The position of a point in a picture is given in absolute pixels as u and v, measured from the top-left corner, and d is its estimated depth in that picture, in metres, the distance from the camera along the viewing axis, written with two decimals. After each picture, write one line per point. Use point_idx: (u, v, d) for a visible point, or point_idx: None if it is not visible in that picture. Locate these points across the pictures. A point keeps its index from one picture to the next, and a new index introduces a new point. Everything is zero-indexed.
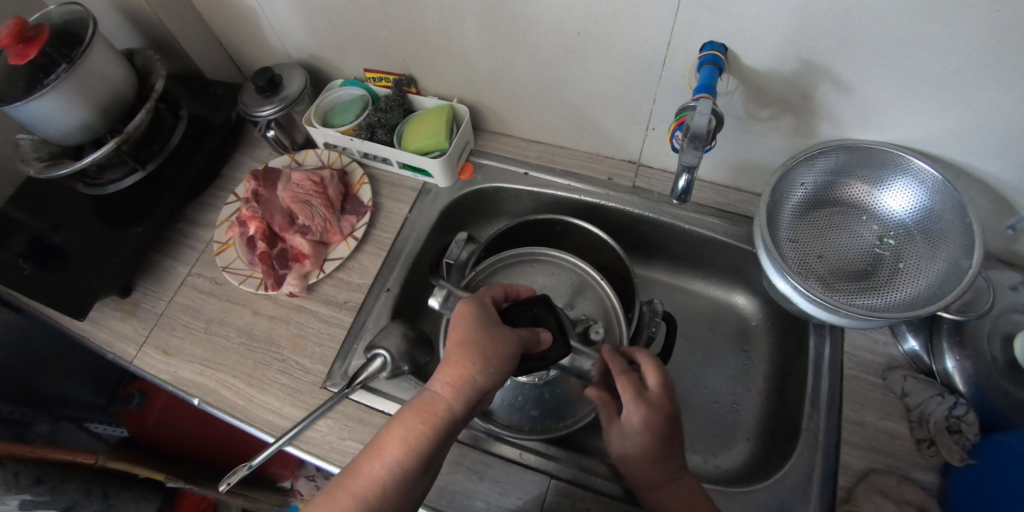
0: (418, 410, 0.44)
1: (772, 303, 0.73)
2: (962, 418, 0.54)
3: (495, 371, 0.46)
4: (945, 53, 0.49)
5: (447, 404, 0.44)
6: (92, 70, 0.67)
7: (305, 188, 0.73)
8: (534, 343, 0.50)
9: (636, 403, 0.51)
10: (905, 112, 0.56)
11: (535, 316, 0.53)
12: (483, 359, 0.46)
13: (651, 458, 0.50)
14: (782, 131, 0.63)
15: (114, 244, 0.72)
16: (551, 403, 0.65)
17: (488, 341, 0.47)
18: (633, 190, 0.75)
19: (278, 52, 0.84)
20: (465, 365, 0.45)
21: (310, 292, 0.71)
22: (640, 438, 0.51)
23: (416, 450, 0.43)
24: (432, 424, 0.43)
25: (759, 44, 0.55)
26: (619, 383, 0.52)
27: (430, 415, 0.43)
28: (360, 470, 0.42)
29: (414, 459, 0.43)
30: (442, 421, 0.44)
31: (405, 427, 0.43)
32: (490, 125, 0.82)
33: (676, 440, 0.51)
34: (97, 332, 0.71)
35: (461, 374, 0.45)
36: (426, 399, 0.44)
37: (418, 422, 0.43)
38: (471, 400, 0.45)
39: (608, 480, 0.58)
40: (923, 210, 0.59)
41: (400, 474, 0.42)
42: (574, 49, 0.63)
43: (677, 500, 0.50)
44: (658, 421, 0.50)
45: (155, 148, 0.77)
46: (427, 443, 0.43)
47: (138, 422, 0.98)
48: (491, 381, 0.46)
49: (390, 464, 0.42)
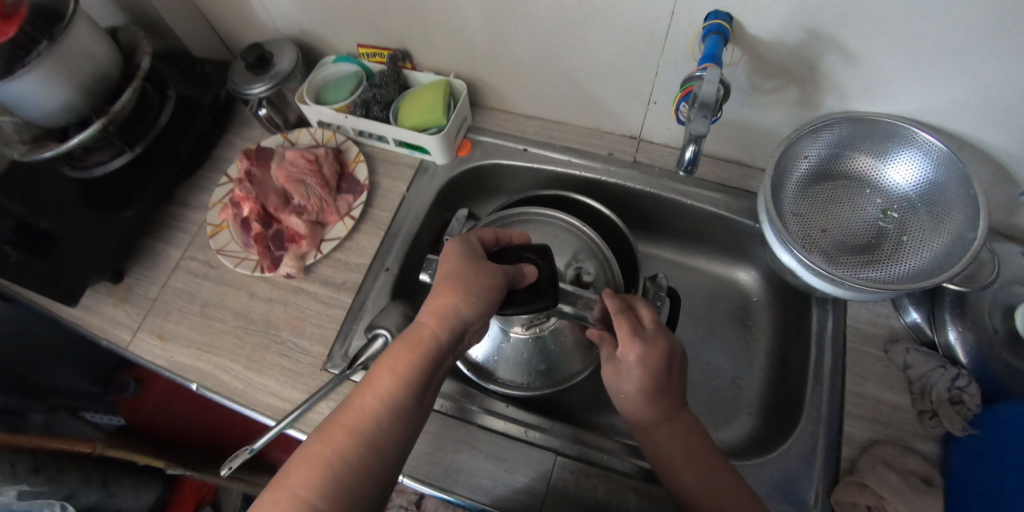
0: (406, 341, 0.46)
1: (775, 278, 0.73)
2: (964, 389, 0.54)
3: (478, 299, 0.48)
4: (954, 22, 0.48)
5: (433, 331, 0.47)
6: (74, 47, 0.64)
7: (299, 166, 0.70)
8: (518, 277, 0.52)
9: (631, 340, 0.50)
10: (911, 83, 0.55)
11: (528, 260, 0.53)
12: (466, 289, 0.48)
13: (647, 396, 0.50)
14: (786, 103, 0.62)
15: (104, 228, 0.70)
16: (551, 354, 0.64)
17: (471, 272, 0.49)
18: (634, 164, 0.74)
19: (267, 28, 0.81)
20: (448, 296, 0.48)
21: (308, 273, 0.69)
22: (635, 375, 0.50)
23: (407, 378, 0.45)
24: (420, 352, 0.46)
25: (765, 14, 0.53)
26: (615, 320, 0.52)
27: (417, 344, 0.46)
28: (354, 404, 0.44)
29: (406, 387, 0.45)
30: (431, 349, 0.46)
31: (394, 357, 0.45)
32: (487, 100, 0.80)
33: (673, 377, 0.51)
34: (89, 319, 0.70)
35: (444, 302, 0.48)
36: (414, 331, 0.47)
37: (407, 352, 0.46)
38: (456, 328, 0.48)
39: (621, 457, 0.58)
40: (929, 182, 0.58)
41: (394, 403, 0.44)
42: (573, 20, 0.61)
43: (674, 436, 0.50)
44: (654, 357, 0.50)
45: (142, 129, 0.74)
46: (417, 371, 0.45)
47: (134, 412, 0.97)
48: (474, 308, 0.48)
49: (383, 395, 0.44)
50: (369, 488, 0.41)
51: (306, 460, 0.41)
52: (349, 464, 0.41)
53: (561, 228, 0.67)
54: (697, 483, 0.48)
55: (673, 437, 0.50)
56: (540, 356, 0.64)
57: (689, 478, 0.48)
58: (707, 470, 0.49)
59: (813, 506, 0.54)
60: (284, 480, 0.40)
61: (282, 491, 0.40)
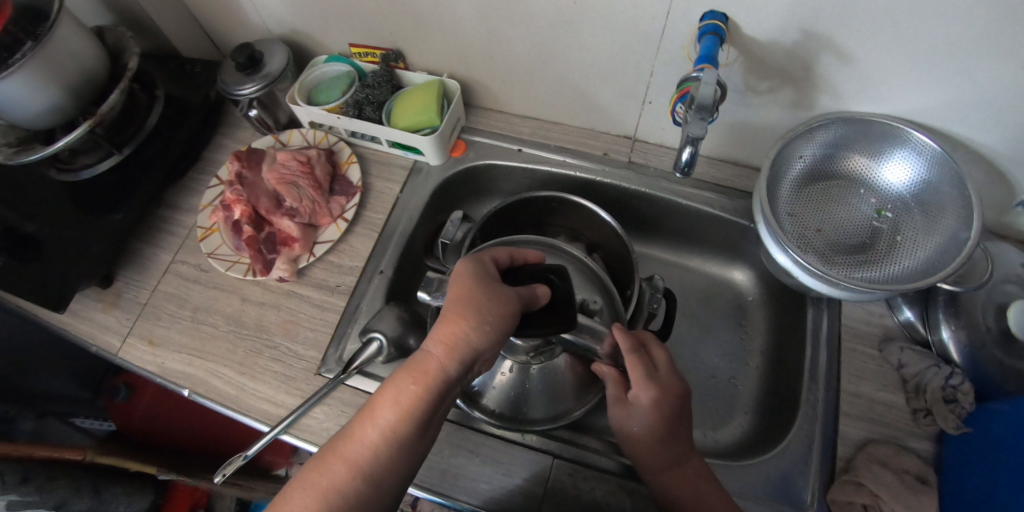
0: (413, 370, 0.45)
1: (769, 277, 0.73)
2: (957, 388, 0.55)
3: (489, 330, 0.46)
4: (949, 22, 0.48)
5: (440, 363, 0.45)
6: (59, 47, 0.63)
7: (291, 168, 0.70)
8: (533, 299, 0.50)
9: (645, 383, 0.51)
10: (906, 84, 0.55)
11: (547, 281, 0.52)
12: (478, 318, 0.46)
13: (659, 438, 0.51)
14: (781, 103, 0.62)
15: (92, 232, 0.69)
16: (542, 391, 0.60)
17: (485, 300, 0.47)
18: (629, 164, 0.74)
19: (257, 27, 0.80)
20: (458, 325, 0.45)
21: (301, 276, 0.69)
22: (647, 417, 0.51)
23: (410, 412, 0.43)
24: (426, 385, 0.44)
25: (762, 14, 0.53)
26: (629, 361, 0.52)
27: (423, 376, 0.44)
28: (355, 432, 0.43)
29: (408, 422, 0.43)
30: (437, 383, 0.44)
31: (398, 388, 0.44)
32: (481, 101, 0.80)
33: (684, 420, 0.52)
34: (78, 325, 0.68)
35: (454, 332, 0.45)
36: (420, 361, 0.45)
37: (412, 384, 0.44)
38: (465, 360, 0.46)
39: (608, 457, 0.58)
40: (923, 183, 0.58)
41: (395, 437, 0.43)
42: (569, 19, 0.61)
43: (685, 478, 0.51)
44: (667, 401, 0.51)
45: (131, 130, 0.73)
46: (421, 405, 0.44)
47: (126, 418, 0.95)
48: (485, 340, 0.46)
49: (384, 428, 0.43)
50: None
51: (303, 489, 0.41)
52: (345, 497, 0.41)
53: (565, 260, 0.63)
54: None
55: (683, 479, 0.51)
56: (535, 389, 0.60)
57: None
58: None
59: (809, 505, 0.55)
60: (282, 505, 0.41)
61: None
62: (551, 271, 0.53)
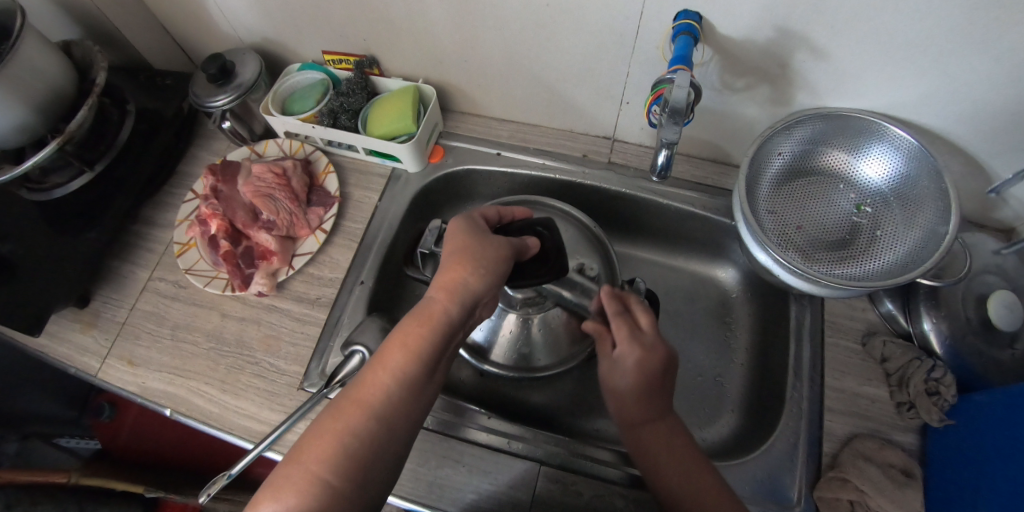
0: (418, 315, 0.48)
1: (752, 275, 0.73)
2: (939, 380, 0.54)
3: (487, 274, 0.49)
4: (920, 16, 0.48)
5: (444, 305, 0.48)
6: (23, 66, 0.61)
7: (267, 180, 0.69)
8: (524, 249, 0.54)
9: (630, 344, 0.52)
10: (880, 77, 0.55)
11: (535, 233, 0.56)
12: (475, 264, 0.50)
13: (641, 398, 0.51)
14: (758, 101, 0.62)
15: (66, 253, 0.67)
16: (542, 340, 0.64)
17: (480, 247, 0.50)
18: (609, 165, 0.73)
19: (229, 37, 0.78)
20: (457, 270, 0.49)
21: (281, 290, 0.68)
22: (629, 377, 0.51)
23: (417, 353, 0.46)
24: (431, 325, 0.47)
25: (734, 12, 0.52)
26: (614, 322, 0.54)
27: (428, 317, 0.47)
28: (365, 380, 0.45)
29: (416, 363, 0.46)
30: (441, 324, 0.47)
31: (406, 331, 0.47)
32: (459, 105, 0.79)
33: (667, 382, 0.52)
34: (55, 347, 0.67)
35: (454, 277, 0.49)
36: (425, 306, 0.48)
37: (418, 327, 0.47)
38: (466, 302, 0.49)
39: (614, 467, 0.58)
40: (900, 177, 0.58)
41: (405, 378, 0.45)
42: (542, 21, 0.60)
43: (664, 439, 0.50)
44: (652, 362, 0.51)
45: (102, 147, 0.72)
46: (428, 346, 0.46)
47: (111, 436, 0.94)
48: (483, 282, 0.49)
49: (394, 370, 0.45)
50: (379, 463, 0.43)
51: (318, 438, 0.42)
52: (360, 441, 0.42)
53: (557, 215, 0.69)
54: (680, 482, 0.48)
55: (663, 440, 0.50)
56: (534, 337, 0.64)
57: (676, 483, 0.48)
58: (688, 467, 0.48)
59: (796, 502, 0.55)
60: (299, 457, 0.41)
61: (297, 469, 0.41)
62: (538, 223, 0.57)
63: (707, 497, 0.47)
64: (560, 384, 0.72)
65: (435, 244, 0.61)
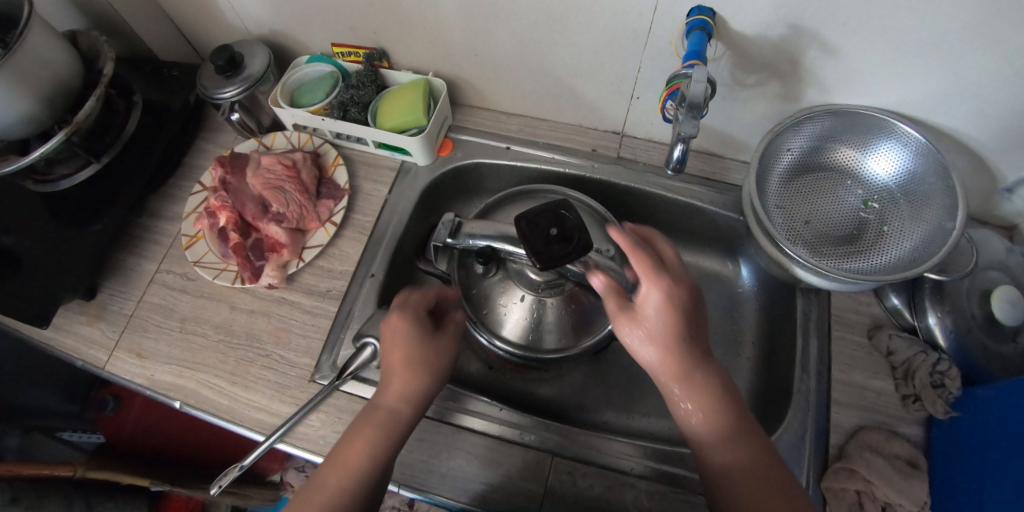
0: (373, 417, 0.50)
1: (758, 269, 0.74)
2: (945, 373, 0.56)
3: (434, 376, 0.53)
4: (931, 15, 0.48)
5: (398, 406, 0.51)
6: (29, 55, 0.60)
7: (277, 172, 0.68)
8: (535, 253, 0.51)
9: (656, 276, 0.49)
10: (890, 76, 0.55)
11: (557, 216, 0.53)
12: (427, 367, 0.53)
13: (670, 341, 0.48)
14: (768, 97, 0.62)
15: (72, 245, 0.67)
16: (556, 323, 0.64)
17: (429, 351, 0.54)
18: (618, 160, 0.74)
19: (236, 29, 0.78)
20: (410, 374, 0.52)
21: (290, 282, 0.68)
22: (653, 316, 0.49)
23: (374, 453, 0.49)
24: (386, 426, 0.50)
25: (747, 9, 0.53)
26: (635, 257, 0.51)
27: (383, 419, 0.50)
28: (321, 486, 0.47)
29: (372, 462, 0.48)
30: (394, 427, 0.50)
31: (364, 433, 0.49)
32: (468, 98, 0.79)
33: (693, 321, 0.50)
34: (61, 340, 0.67)
35: (406, 379, 0.52)
36: (377, 408, 0.51)
37: (373, 428, 0.50)
38: (416, 403, 0.52)
39: (632, 459, 0.59)
40: (908, 173, 0.59)
41: (363, 477, 0.48)
42: (555, 15, 0.60)
43: (700, 388, 0.48)
44: (678, 302, 0.49)
45: (109, 138, 0.71)
46: (385, 445, 0.49)
47: (115, 429, 0.92)
48: (433, 382, 0.53)
49: (352, 470, 0.48)
50: None
51: None
52: None
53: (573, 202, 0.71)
54: (713, 434, 0.47)
55: (699, 389, 0.48)
56: (547, 319, 0.64)
57: (709, 435, 0.47)
58: (726, 422, 0.47)
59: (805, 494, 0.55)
60: None
61: None
62: (560, 205, 0.54)
63: (749, 461, 0.45)
64: (568, 377, 0.73)
65: (450, 238, 0.60)
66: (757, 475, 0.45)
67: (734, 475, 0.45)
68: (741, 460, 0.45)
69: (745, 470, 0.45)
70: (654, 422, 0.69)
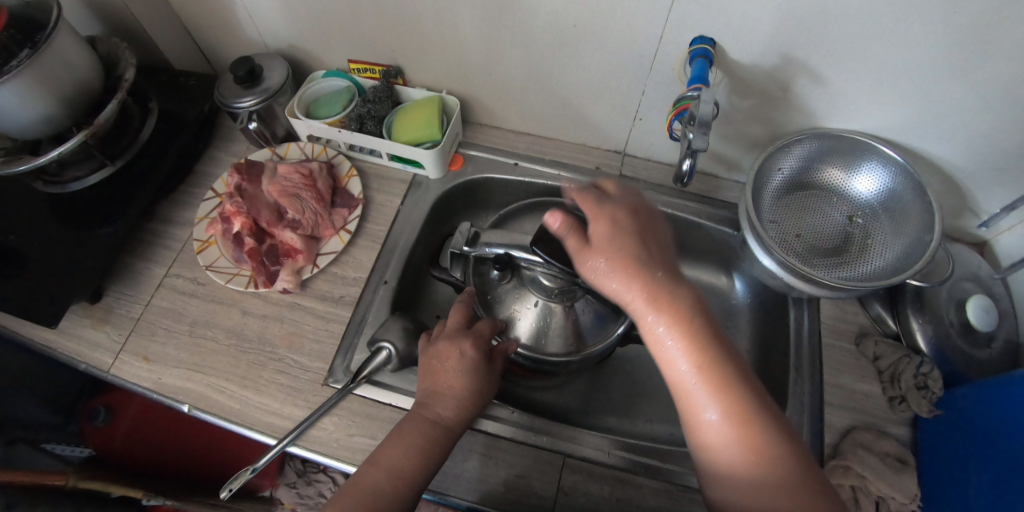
0: (422, 425, 0.51)
1: (752, 282, 0.77)
2: (927, 374, 0.60)
3: (480, 399, 0.55)
4: (906, 48, 0.54)
5: (447, 421, 0.52)
6: (55, 57, 0.61)
7: (294, 181, 0.70)
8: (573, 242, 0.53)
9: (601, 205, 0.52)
10: (870, 103, 0.61)
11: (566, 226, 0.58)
12: (477, 393, 0.55)
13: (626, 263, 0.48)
14: (761, 121, 0.68)
15: (81, 246, 0.66)
16: (563, 330, 0.67)
17: (479, 376, 0.56)
18: (620, 178, 0.78)
19: (254, 43, 0.80)
20: (462, 395, 0.54)
21: (304, 288, 0.69)
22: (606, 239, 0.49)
23: (422, 460, 0.49)
24: (435, 437, 0.51)
25: (746, 39, 0.59)
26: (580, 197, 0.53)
27: (432, 431, 0.51)
28: (365, 479, 0.47)
29: (417, 467, 0.48)
30: (442, 440, 0.51)
31: (411, 439, 0.50)
32: (477, 116, 0.83)
33: (650, 245, 0.50)
34: (64, 343, 0.66)
35: (457, 398, 0.54)
36: (424, 418, 0.52)
37: (422, 438, 0.50)
38: (462, 421, 0.53)
39: (608, 451, 0.61)
40: (887, 191, 0.65)
41: (409, 478, 0.48)
42: (568, 40, 0.65)
43: (674, 315, 0.46)
44: (625, 230, 0.50)
45: (124, 141, 0.72)
46: (434, 455, 0.50)
47: (104, 440, 0.90)
48: (478, 406, 0.55)
49: (398, 471, 0.48)
50: None
51: None
52: None
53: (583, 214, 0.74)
54: (693, 367, 0.45)
55: (671, 319, 0.46)
56: (555, 326, 0.67)
57: (687, 363, 0.45)
58: (708, 351, 0.45)
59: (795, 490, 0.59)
60: None
61: None
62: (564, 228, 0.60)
63: (728, 391, 0.44)
64: (572, 385, 0.74)
65: (467, 246, 0.63)
66: (736, 403, 0.44)
67: (713, 402, 0.44)
68: (718, 386, 0.44)
69: (725, 398, 0.44)
70: (655, 428, 0.71)
